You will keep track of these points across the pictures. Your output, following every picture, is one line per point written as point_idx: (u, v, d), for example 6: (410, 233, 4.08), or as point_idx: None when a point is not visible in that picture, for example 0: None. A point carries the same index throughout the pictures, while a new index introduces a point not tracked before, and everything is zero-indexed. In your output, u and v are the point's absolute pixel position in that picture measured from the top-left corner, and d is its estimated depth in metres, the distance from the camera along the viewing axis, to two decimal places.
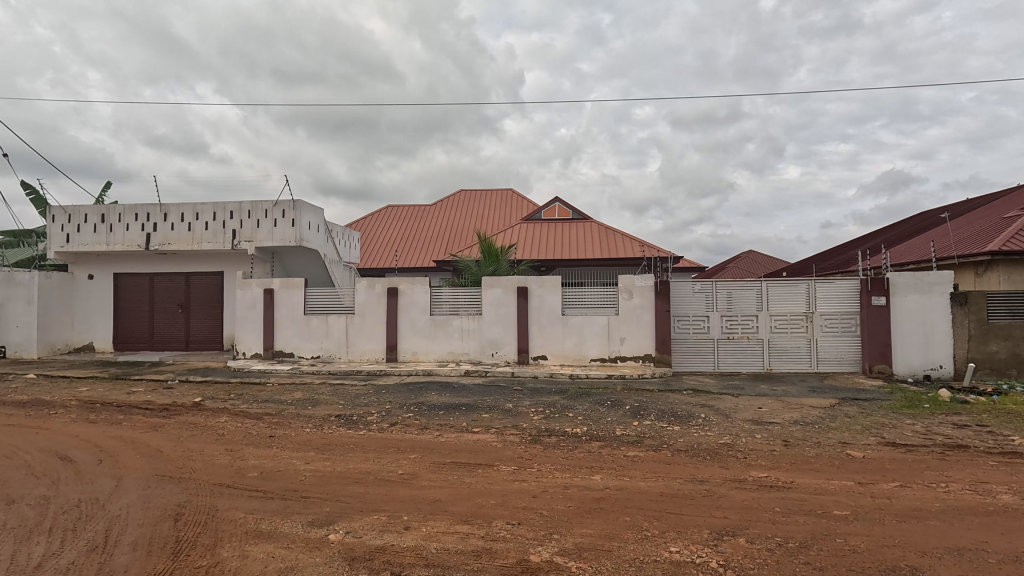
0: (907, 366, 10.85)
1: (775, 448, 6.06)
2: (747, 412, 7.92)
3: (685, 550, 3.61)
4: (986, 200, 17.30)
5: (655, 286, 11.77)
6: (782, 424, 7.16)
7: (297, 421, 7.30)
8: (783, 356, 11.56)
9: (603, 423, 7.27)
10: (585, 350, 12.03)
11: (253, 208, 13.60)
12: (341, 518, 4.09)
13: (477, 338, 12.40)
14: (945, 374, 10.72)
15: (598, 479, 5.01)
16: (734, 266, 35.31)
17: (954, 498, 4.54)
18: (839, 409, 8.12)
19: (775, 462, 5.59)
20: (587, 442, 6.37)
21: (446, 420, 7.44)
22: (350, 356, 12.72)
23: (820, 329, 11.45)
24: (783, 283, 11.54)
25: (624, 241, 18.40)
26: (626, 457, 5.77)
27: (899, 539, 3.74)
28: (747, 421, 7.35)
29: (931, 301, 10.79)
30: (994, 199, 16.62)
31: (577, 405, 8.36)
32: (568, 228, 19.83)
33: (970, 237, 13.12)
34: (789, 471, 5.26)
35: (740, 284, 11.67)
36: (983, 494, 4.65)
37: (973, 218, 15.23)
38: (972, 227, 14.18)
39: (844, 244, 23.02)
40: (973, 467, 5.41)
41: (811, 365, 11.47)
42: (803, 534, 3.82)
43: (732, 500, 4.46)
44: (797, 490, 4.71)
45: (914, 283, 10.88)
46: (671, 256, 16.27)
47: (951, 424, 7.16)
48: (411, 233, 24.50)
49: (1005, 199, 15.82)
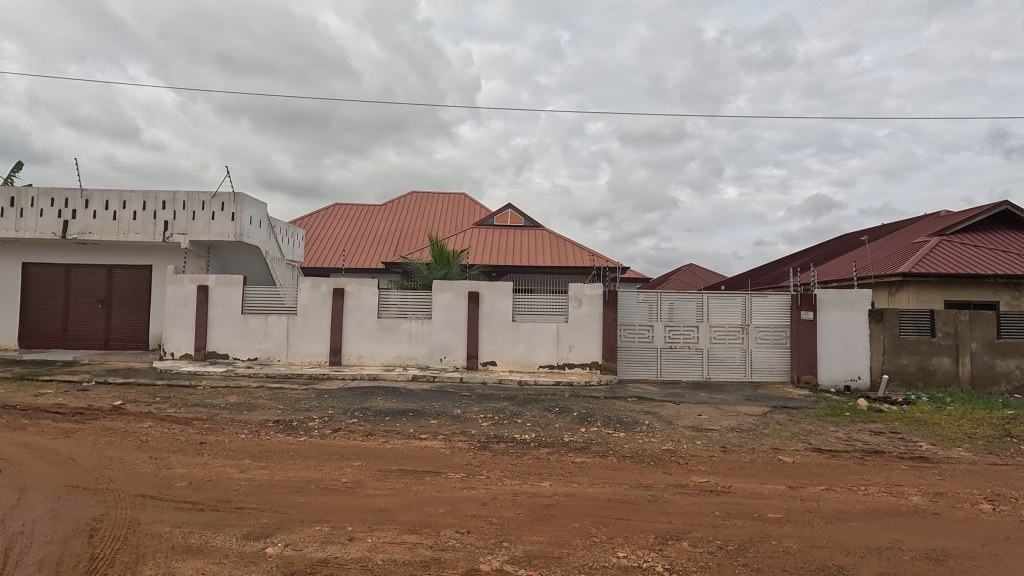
0: (831, 377, 11.64)
1: (714, 454, 6.33)
2: (687, 419, 8.22)
3: (632, 554, 3.67)
4: (898, 226, 19.04)
5: (604, 295, 12.06)
6: (719, 430, 7.50)
7: (231, 427, 6.86)
8: (721, 365, 12.12)
9: (552, 429, 7.32)
10: (535, 356, 12.10)
11: (189, 198, 12.79)
12: (279, 530, 3.86)
13: (426, 342, 12.20)
14: (863, 385, 11.57)
15: (547, 485, 5.03)
16: (677, 273, 39.42)
17: (872, 499, 4.91)
18: (771, 416, 8.59)
19: (714, 467, 5.84)
20: (535, 448, 6.40)
21: (392, 425, 7.26)
22: (291, 359, 12.17)
23: (755, 340, 12.10)
24: (721, 296, 12.11)
25: (574, 249, 18.74)
26: (574, 463, 5.83)
27: (827, 539, 3.99)
28: (688, 428, 7.63)
29: (852, 316, 11.63)
30: (906, 226, 18.31)
31: (526, 411, 8.36)
32: (520, 235, 19.96)
33: (887, 259, 14.32)
34: (728, 476, 5.50)
35: (683, 295, 12.16)
36: (897, 495, 5.06)
37: (887, 244, 16.61)
38: (889, 249, 15.52)
39: (776, 261, 24.61)
40: (888, 471, 5.86)
41: (746, 373, 12.08)
42: (741, 537, 4.00)
43: (677, 505, 4.60)
44: (736, 494, 4.92)
45: (838, 299, 11.68)
46: (619, 266, 16.68)
47: (868, 430, 7.75)
48: (359, 233, 23.85)
49: (914, 226, 17.46)
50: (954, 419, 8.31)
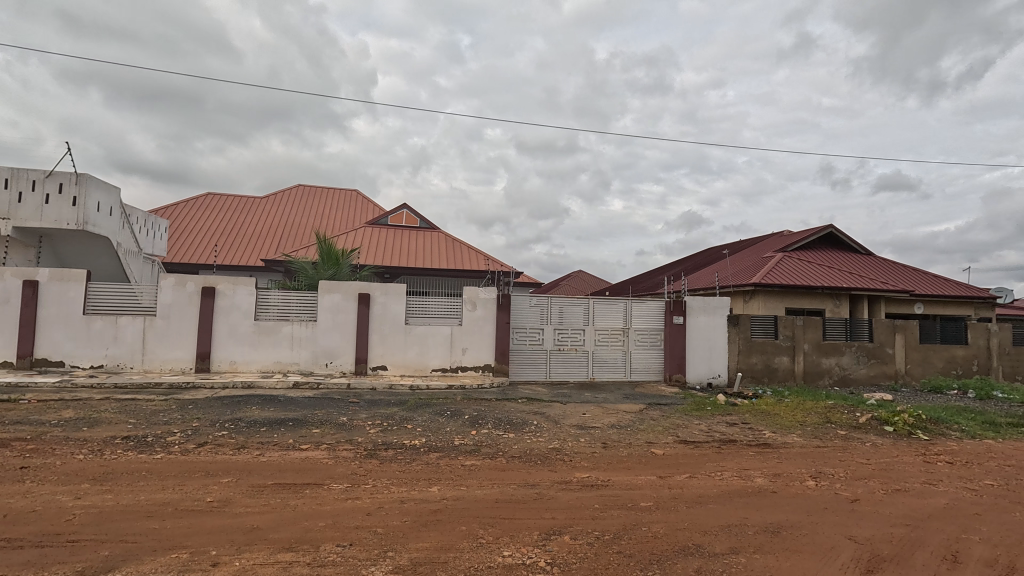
0: (696, 375, 12.95)
1: (595, 450, 6.74)
2: (573, 417, 8.65)
3: (517, 552, 3.77)
4: (752, 242, 21.83)
5: (498, 299, 12.26)
6: (601, 427, 7.99)
7: (64, 446, 5.86)
8: (604, 366, 12.91)
9: (442, 433, 7.27)
10: (427, 360, 11.93)
11: (14, 176, 10.75)
12: (124, 563, 3.38)
13: (310, 346, 11.46)
14: (722, 382, 13.02)
15: (435, 490, 4.98)
16: (566, 279, 41.29)
17: (726, 483, 5.56)
18: (646, 412, 9.34)
19: (595, 462, 6.21)
20: (425, 453, 6.31)
21: (268, 437, 6.70)
22: (147, 367, 10.73)
23: (634, 342, 13.07)
24: (605, 301, 12.93)
25: (469, 253, 18.84)
26: (463, 466, 5.84)
27: (688, 522, 4.43)
28: (572, 426, 8.03)
29: (714, 321, 13.07)
30: (757, 242, 21.05)
31: (417, 416, 8.21)
32: (415, 236, 19.61)
33: (742, 271, 16.34)
34: (607, 470, 5.88)
35: (571, 300, 12.78)
36: (745, 478, 5.78)
37: (743, 258, 18.93)
38: (744, 262, 17.72)
39: (654, 270, 26.90)
40: (739, 457, 6.68)
41: (626, 373, 12.99)
42: (616, 526, 4.30)
43: (560, 501, 4.82)
44: (613, 487, 5.28)
45: (703, 305, 13.06)
46: (512, 270, 17.08)
47: (725, 422, 8.76)
48: (236, 227, 21.78)
49: (764, 243, 20.14)
50: (790, 409, 9.69)
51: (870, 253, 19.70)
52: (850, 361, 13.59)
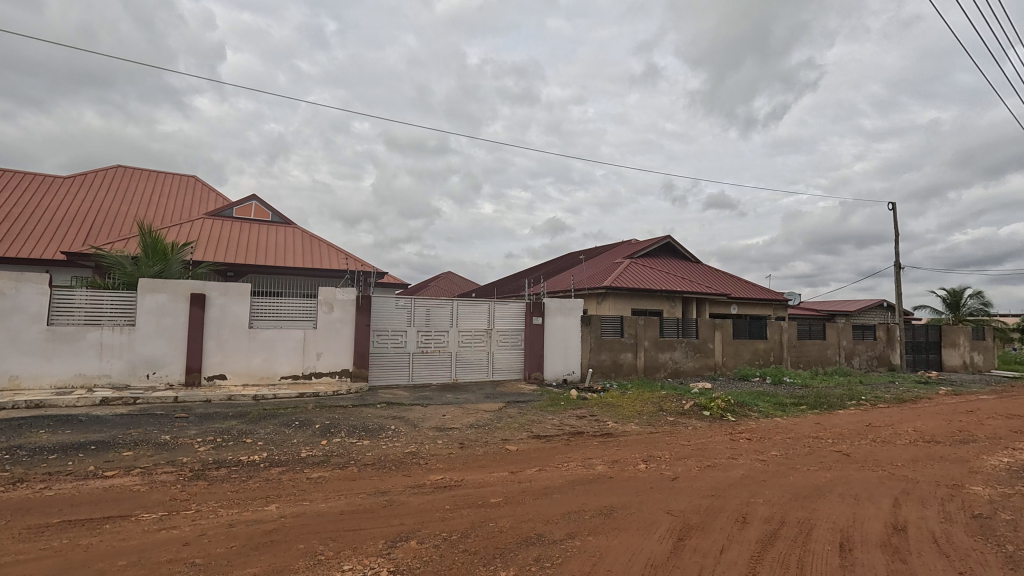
0: (553, 372, 13.73)
1: (452, 451, 6.77)
2: (432, 420, 8.59)
3: (358, 564, 3.62)
4: (605, 248, 23.85)
5: (357, 300, 11.71)
6: (459, 428, 8.06)
7: None
8: (467, 367, 13.05)
9: (288, 445, 6.72)
10: (276, 366, 10.94)
11: None
12: None
13: (126, 355, 9.82)
14: (576, 378, 13.96)
15: (272, 509, 4.57)
16: (435, 280, 40.93)
17: (570, 473, 5.96)
18: (504, 411, 9.66)
19: (451, 463, 6.24)
20: (265, 469, 5.77)
21: (60, 466, 5.58)
22: None
23: (496, 343, 13.42)
24: (469, 302, 13.09)
25: (329, 251, 17.74)
26: (309, 479, 5.46)
27: (532, 513, 4.66)
28: (431, 429, 7.98)
29: (570, 321, 13.96)
30: (609, 249, 23.06)
31: (259, 428, 7.49)
32: (267, 231, 17.91)
33: (595, 275, 17.75)
34: (461, 470, 5.94)
35: (435, 302, 12.71)
36: (587, 467, 6.26)
37: (596, 263, 20.59)
38: (597, 267, 19.28)
39: (519, 273, 27.97)
40: (584, 447, 7.22)
41: (488, 374, 13.28)
42: (464, 525, 4.35)
43: (410, 506, 4.74)
44: (466, 486, 5.35)
45: (560, 307, 13.89)
46: (375, 271, 16.46)
47: (575, 415, 9.40)
48: (27, 211, 17.86)
49: (615, 250, 22.13)
50: (631, 401, 10.75)
51: (699, 261, 22.71)
52: (681, 355, 15.53)
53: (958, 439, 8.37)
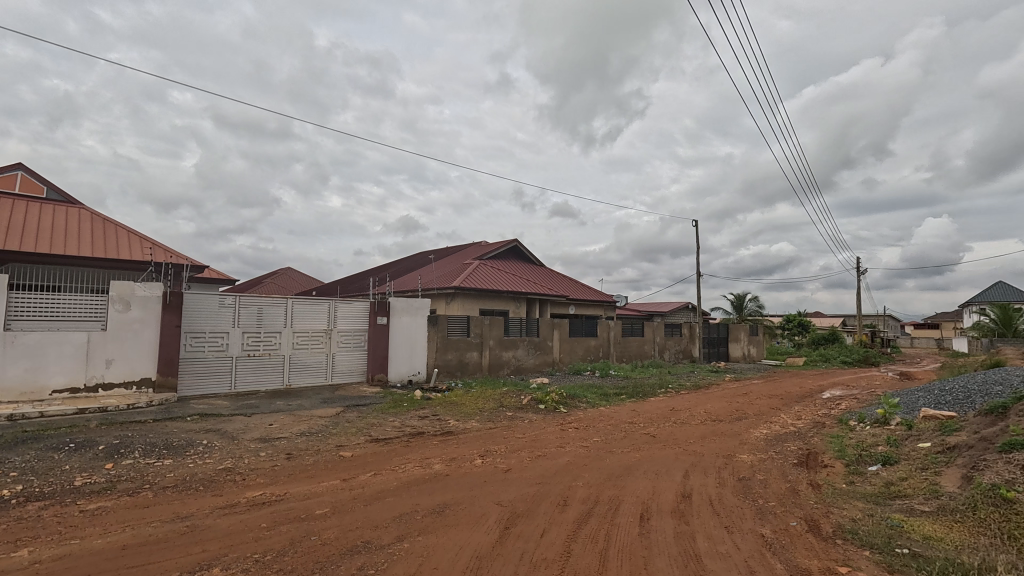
0: (398, 373, 13.33)
1: (277, 463, 6.18)
2: (255, 430, 7.75)
3: None
4: (455, 250, 24.13)
5: (164, 298, 10.08)
6: (288, 437, 7.40)
7: None
8: (302, 371, 12.05)
9: (55, 474, 5.47)
10: (45, 378, 8.84)
11: None
12: None
13: None
14: (422, 378, 13.66)
15: (23, 554, 3.67)
16: (270, 278, 37.09)
17: (407, 475, 5.86)
18: (342, 415, 9.15)
19: (273, 476, 5.69)
20: (17, 505, 4.62)
21: None
22: None
23: (337, 344, 12.63)
24: (306, 301, 12.14)
25: (129, 239, 14.97)
26: (83, 512, 4.51)
27: (361, 521, 4.46)
28: (254, 440, 7.19)
29: (416, 321, 13.73)
30: (459, 250, 23.38)
31: (12, 456, 5.96)
32: (38, 210, 14.44)
33: (444, 276, 17.83)
34: (285, 483, 5.45)
35: (266, 300, 11.53)
36: (424, 467, 6.22)
37: (445, 263, 20.71)
38: (446, 268, 19.41)
39: (365, 272, 26.80)
40: (423, 448, 7.16)
41: (327, 378, 12.42)
42: (282, 542, 4.00)
43: (218, 529, 4.20)
44: (288, 500, 4.92)
45: (406, 306, 13.59)
46: (191, 264, 14.33)
47: (417, 416, 9.30)
48: None
49: (464, 251, 22.51)
50: (474, 398, 11.00)
51: (542, 265, 24.22)
52: (523, 353, 16.37)
53: (733, 416, 10.21)
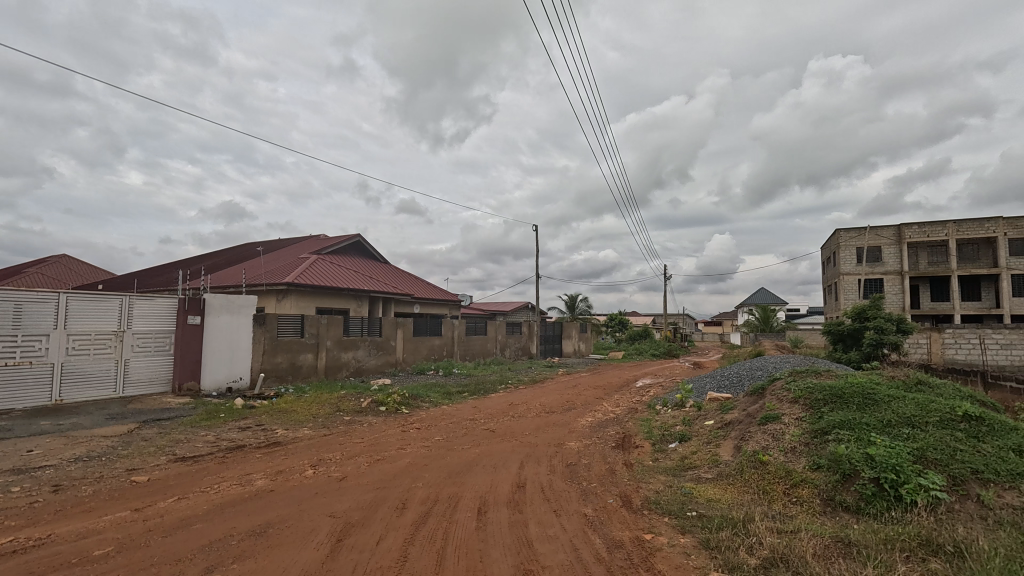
0: (214, 380, 11.57)
1: (37, 499, 4.92)
2: (5, 460, 6.08)
3: None
4: (288, 243, 22.11)
5: None
6: (56, 465, 5.95)
7: None
8: (81, 383, 9.80)
9: None
10: None
11: None
12: None
13: None
14: (244, 385, 12.13)
15: None
16: (34, 266, 29.59)
17: (221, 495, 5.14)
18: (136, 433, 7.68)
19: (32, 516, 4.52)
20: None
21: None
22: None
23: (131, 349, 10.58)
24: (89, 297, 9.95)
25: None
26: None
27: (158, 556, 3.78)
28: (2, 474, 5.63)
29: (239, 321, 12.10)
30: (293, 244, 21.48)
31: None
32: None
33: (274, 271, 16.19)
34: (49, 523, 4.37)
35: (27, 295, 9.16)
36: (244, 484, 5.53)
37: (276, 257, 18.84)
38: (277, 262, 17.66)
39: (174, 263, 23.03)
40: (243, 463, 6.37)
41: (116, 390, 10.31)
42: None
43: None
44: (53, 544, 3.95)
45: (226, 304, 11.90)
46: None
47: (237, 428, 8.26)
48: None
49: (299, 245, 20.75)
50: (307, 404, 10.16)
51: (386, 262, 23.49)
52: (364, 353, 15.66)
53: (565, 407, 11.10)
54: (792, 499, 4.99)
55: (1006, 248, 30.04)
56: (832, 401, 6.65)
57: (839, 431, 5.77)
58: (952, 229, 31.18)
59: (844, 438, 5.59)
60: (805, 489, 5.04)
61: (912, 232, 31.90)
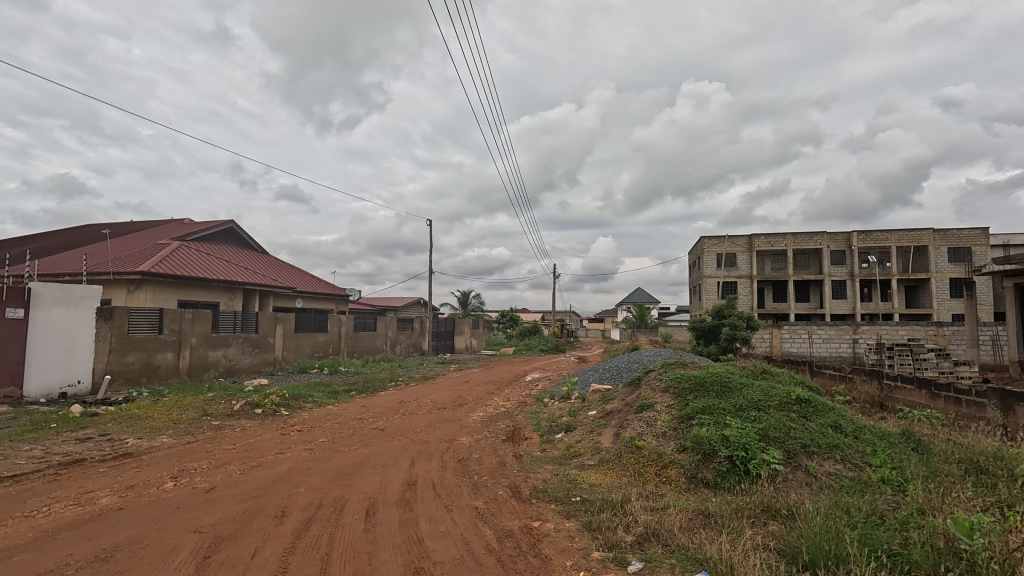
0: (42, 386, 9.71)
1: None
2: None
3: None
4: (142, 226, 19.41)
5: None
6: None
7: None
8: None
9: None
10: None
11: None
12: None
13: None
14: (83, 390, 10.41)
15: None
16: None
17: (53, 519, 4.37)
18: None
19: None
20: None
21: None
22: None
23: None
24: None
25: None
26: None
27: None
28: None
29: (77, 315, 10.36)
30: (148, 227, 18.90)
31: None
32: None
33: (124, 259, 14.12)
34: None
35: None
36: (85, 504, 4.76)
37: (127, 243, 16.45)
38: (128, 248, 15.42)
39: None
40: (83, 480, 5.48)
41: None
42: None
43: None
44: None
45: (61, 296, 10.11)
46: None
47: (74, 439, 7.06)
48: None
49: (156, 229, 18.31)
50: (165, 409, 9.00)
51: (264, 252, 21.63)
52: (236, 352, 14.28)
53: (456, 403, 11.10)
54: (662, 479, 5.51)
55: (828, 257, 35.86)
56: (695, 390, 7.46)
57: (701, 415, 6.49)
58: (790, 240, 36.46)
59: (705, 422, 6.30)
60: (673, 469, 5.59)
61: (760, 241, 36.77)
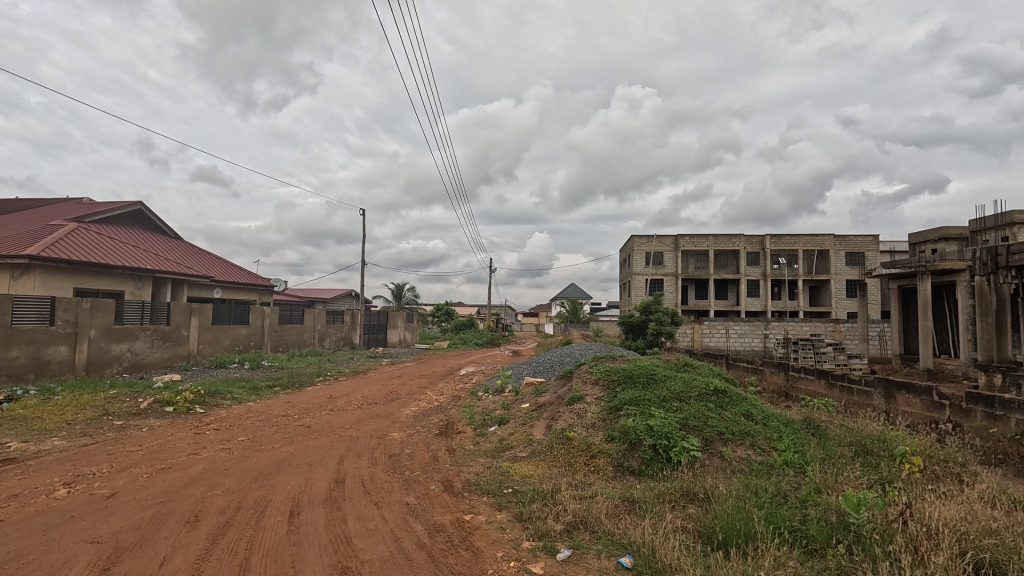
0: None
1: None
2: None
3: None
4: (29, 204, 17.27)
5: None
6: None
7: None
8: None
9: None
10: None
11: None
12: None
13: None
14: None
15: None
16: None
17: None
18: None
19: None
20: None
21: None
22: None
23: None
24: None
25: None
26: None
27: None
28: None
29: None
30: (37, 206, 16.85)
31: None
32: None
33: (6, 240, 12.52)
34: None
35: None
36: None
37: (12, 223, 14.60)
38: (12, 229, 13.69)
39: None
40: None
41: None
42: None
43: None
44: None
45: None
46: None
47: None
48: None
49: (47, 208, 16.37)
50: (56, 409, 8.08)
51: (176, 237, 19.95)
52: (143, 345, 13.10)
53: (388, 398, 10.87)
54: (591, 468, 5.69)
55: (744, 258, 38.57)
56: (623, 382, 7.77)
57: (628, 407, 6.78)
58: (711, 241, 38.85)
59: (632, 413, 6.58)
60: (601, 459, 5.80)
61: (684, 242, 38.90)
